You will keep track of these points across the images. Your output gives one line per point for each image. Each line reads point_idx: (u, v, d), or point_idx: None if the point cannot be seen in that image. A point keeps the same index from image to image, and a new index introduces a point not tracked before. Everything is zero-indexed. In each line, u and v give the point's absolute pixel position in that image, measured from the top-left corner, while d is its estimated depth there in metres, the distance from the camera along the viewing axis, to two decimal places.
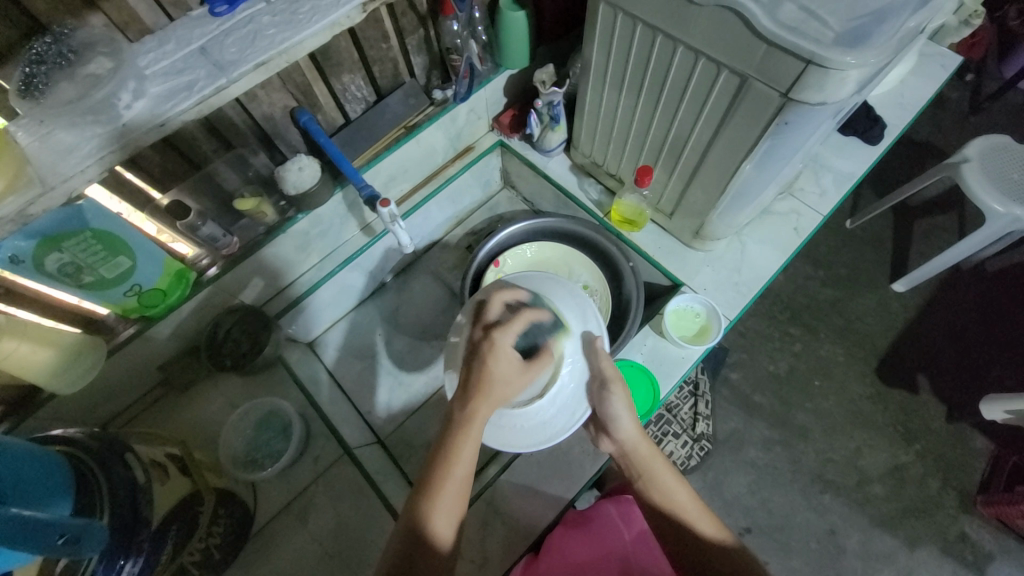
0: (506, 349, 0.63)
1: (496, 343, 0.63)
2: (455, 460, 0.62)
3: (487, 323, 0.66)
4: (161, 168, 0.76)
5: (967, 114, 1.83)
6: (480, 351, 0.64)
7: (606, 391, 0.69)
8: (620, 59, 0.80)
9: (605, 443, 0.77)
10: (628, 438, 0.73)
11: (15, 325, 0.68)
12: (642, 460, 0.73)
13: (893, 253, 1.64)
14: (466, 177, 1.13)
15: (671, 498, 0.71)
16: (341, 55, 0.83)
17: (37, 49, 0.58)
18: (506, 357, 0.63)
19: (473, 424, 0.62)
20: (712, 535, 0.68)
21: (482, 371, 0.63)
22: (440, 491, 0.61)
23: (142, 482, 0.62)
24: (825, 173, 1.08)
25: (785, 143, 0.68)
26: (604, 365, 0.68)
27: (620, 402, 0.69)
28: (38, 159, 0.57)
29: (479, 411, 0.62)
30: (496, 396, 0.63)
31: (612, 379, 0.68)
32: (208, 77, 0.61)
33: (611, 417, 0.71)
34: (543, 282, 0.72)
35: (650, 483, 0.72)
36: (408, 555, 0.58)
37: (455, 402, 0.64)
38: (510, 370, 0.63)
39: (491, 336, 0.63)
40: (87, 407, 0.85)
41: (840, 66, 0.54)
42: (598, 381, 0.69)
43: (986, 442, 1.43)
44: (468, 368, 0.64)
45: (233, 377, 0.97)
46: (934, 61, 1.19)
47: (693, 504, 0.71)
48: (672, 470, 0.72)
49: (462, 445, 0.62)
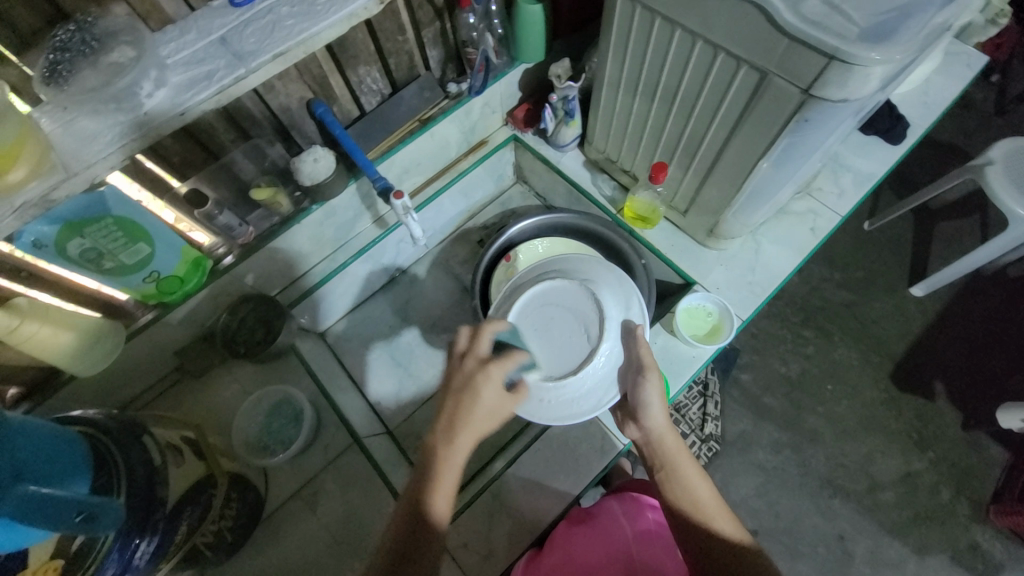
0: (497, 380, 0.65)
1: (490, 374, 0.64)
2: (439, 479, 0.61)
3: (481, 355, 0.66)
4: (180, 157, 0.78)
5: (993, 114, 1.79)
6: (472, 381, 0.64)
7: (641, 377, 0.72)
8: (637, 54, 0.79)
9: (630, 430, 0.77)
10: (656, 426, 0.73)
11: (37, 309, 0.70)
12: (667, 451, 0.72)
13: (911, 256, 1.61)
14: (479, 171, 1.13)
15: (692, 494, 0.69)
16: (357, 47, 0.83)
17: (61, 37, 0.58)
18: (496, 387, 0.65)
19: (457, 447, 0.62)
20: (730, 535, 0.65)
21: (473, 401, 0.63)
22: (433, 504, 0.60)
23: (158, 464, 0.64)
24: (844, 173, 1.06)
25: (804, 140, 0.67)
26: (642, 351, 0.73)
27: (653, 391, 0.72)
28: (62, 146, 0.58)
29: (467, 438, 0.62)
30: (485, 423, 0.63)
31: (649, 366, 0.72)
32: (227, 67, 0.62)
33: (642, 402, 0.72)
34: (590, 268, 0.83)
35: (671, 476, 0.71)
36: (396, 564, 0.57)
37: (442, 427, 0.63)
38: (496, 396, 0.64)
39: (489, 367, 0.64)
40: (107, 389, 0.88)
41: (864, 62, 0.53)
42: (634, 368, 0.74)
43: (1003, 451, 1.40)
44: (453, 399, 0.64)
45: (247, 365, 0.99)
46: (960, 60, 1.16)
47: (713, 502, 0.69)
48: (697, 467, 0.71)
49: (447, 466, 0.62)
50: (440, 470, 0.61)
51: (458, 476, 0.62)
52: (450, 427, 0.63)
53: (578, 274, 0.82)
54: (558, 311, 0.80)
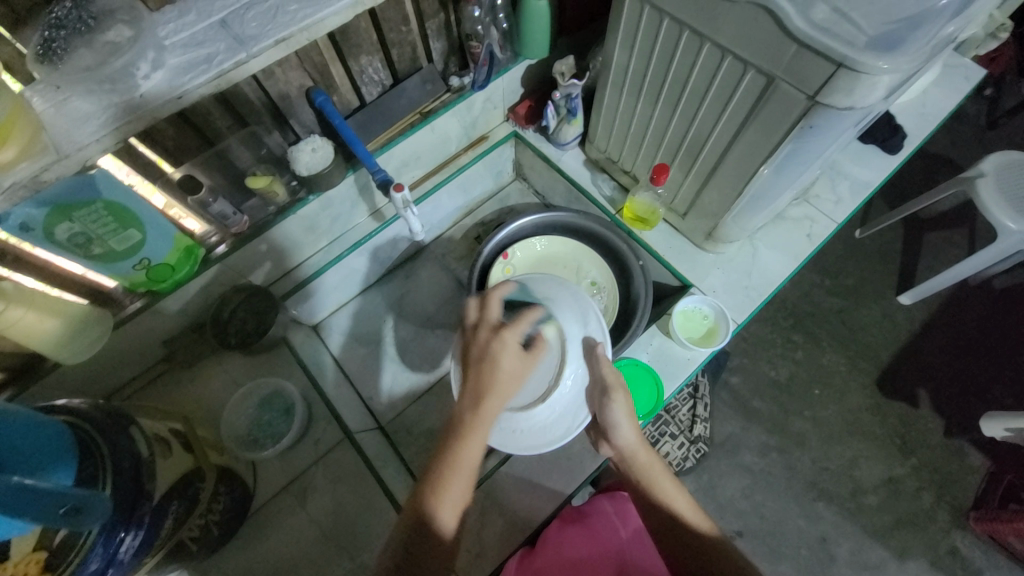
0: (513, 346, 0.63)
1: (505, 342, 0.63)
2: (462, 452, 0.61)
3: (492, 323, 0.66)
4: (175, 142, 0.75)
5: (984, 128, 1.82)
6: (488, 350, 0.63)
7: (608, 399, 0.68)
8: (643, 54, 0.78)
9: (604, 447, 0.78)
10: (629, 443, 0.73)
11: (24, 294, 0.68)
12: (642, 467, 0.74)
13: (901, 265, 1.64)
14: (479, 167, 1.12)
15: (671, 504, 0.72)
16: (360, 36, 0.82)
17: (56, 13, 0.56)
18: (512, 353, 0.63)
19: (477, 424, 0.62)
20: (706, 530, 0.70)
21: (491, 372, 0.62)
22: (451, 479, 0.61)
23: (145, 455, 0.62)
24: (841, 181, 1.07)
25: (807, 147, 0.67)
26: (605, 371, 0.68)
27: (620, 410, 0.69)
28: (54, 126, 0.56)
29: (489, 410, 0.62)
30: (506, 391, 0.62)
31: (614, 386, 0.68)
32: (227, 51, 0.60)
33: (611, 424, 0.72)
34: (547, 286, 0.73)
35: (649, 489, 0.74)
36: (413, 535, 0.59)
37: (465, 402, 0.63)
38: (514, 361, 0.63)
39: (501, 333, 0.63)
40: (92, 377, 0.85)
41: (872, 71, 0.53)
42: (598, 387, 0.69)
43: (983, 459, 1.43)
44: (473, 372, 0.63)
45: (237, 358, 0.96)
46: (957, 73, 1.17)
47: (689, 507, 0.72)
48: (671, 476, 0.74)
49: (474, 435, 0.62)
50: (464, 444, 0.62)
51: (482, 443, 0.62)
52: (471, 400, 0.63)
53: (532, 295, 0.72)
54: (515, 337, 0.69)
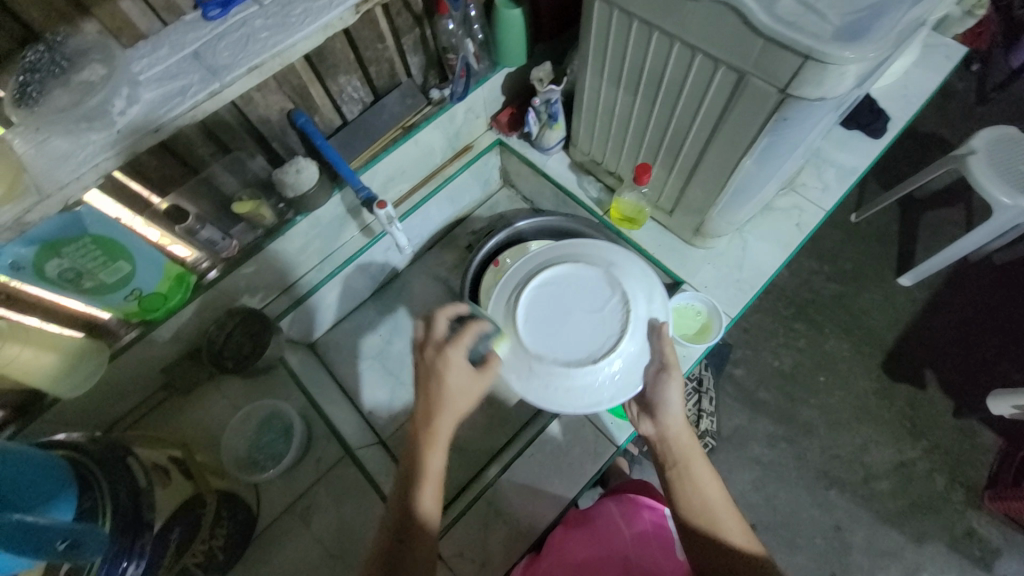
0: (459, 363, 0.66)
1: (449, 358, 0.65)
2: (424, 488, 0.63)
3: (437, 340, 0.67)
4: (159, 173, 0.76)
5: (974, 104, 1.81)
6: (434, 369, 0.65)
7: (663, 375, 0.75)
8: (617, 58, 0.79)
9: (645, 425, 0.77)
10: (674, 424, 0.73)
11: (15, 331, 0.69)
12: (682, 449, 0.71)
13: (898, 247, 1.63)
14: (465, 177, 1.13)
15: (703, 496, 0.68)
16: (336, 57, 0.83)
17: (30, 58, 0.57)
18: (459, 369, 0.66)
19: (426, 466, 0.63)
20: (740, 545, 0.64)
21: (438, 390, 0.65)
22: (423, 482, 0.63)
23: (143, 485, 0.63)
24: (827, 168, 1.07)
25: (784, 139, 0.67)
26: (666, 349, 0.77)
27: (675, 390, 0.74)
28: (34, 166, 0.57)
29: (441, 426, 0.64)
30: (457, 408, 0.65)
31: (672, 364, 0.75)
32: (201, 82, 0.61)
33: (662, 400, 0.74)
34: (618, 257, 0.87)
35: (683, 475, 0.70)
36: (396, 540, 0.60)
37: (418, 418, 0.65)
38: (462, 377, 0.66)
39: (445, 353, 0.65)
40: (91, 409, 0.86)
41: (839, 61, 0.53)
42: (657, 366, 0.77)
43: (995, 437, 1.41)
44: (423, 390, 0.66)
45: (235, 381, 0.98)
46: (938, 52, 1.17)
47: (725, 507, 0.68)
48: (711, 471, 0.70)
49: (434, 449, 0.64)
50: (418, 487, 0.63)
51: (438, 476, 0.63)
52: (424, 418, 0.65)
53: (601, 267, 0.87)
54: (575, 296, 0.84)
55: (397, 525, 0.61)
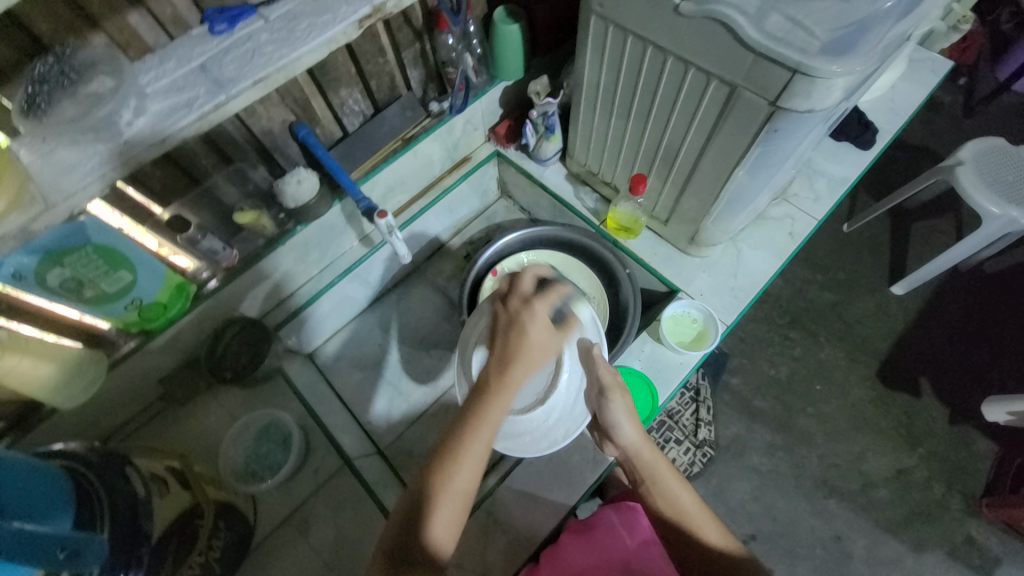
0: (543, 318, 0.67)
1: (535, 312, 0.67)
2: (466, 454, 0.59)
3: (524, 294, 0.69)
4: (162, 183, 0.77)
5: (960, 116, 1.85)
6: (519, 319, 0.66)
7: (604, 399, 0.71)
8: (612, 73, 0.81)
9: (610, 447, 0.79)
10: (630, 441, 0.74)
11: (16, 342, 0.70)
12: (646, 464, 0.73)
13: (890, 256, 1.65)
14: (464, 187, 1.14)
15: (675, 504, 0.71)
16: (338, 70, 0.85)
17: (39, 70, 0.59)
18: (542, 324, 0.67)
19: (483, 425, 0.61)
20: (717, 541, 0.67)
21: (519, 342, 0.64)
22: (438, 504, 0.57)
23: (142, 495, 0.63)
24: (819, 178, 1.09)
25: (776, 150, 0.69)
26: (601, 373, 0.71)
27: (619, 409, 0.72)
28: (40, 176, 0.57)
29: (514, 378, 0.63)
30: (534, 362, 0.65)
31: (610, 387, 0.71)
32: (207, 94, 0.62)
33: (611, 422, 0.73)
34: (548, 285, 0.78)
35: (653, 488, 0.72)
36: (408, 533, 0.56)
37: (491, 367, 0.64)
38: (542, 334, 0.66)
39: (532, 305, 0.67)
40: (89, 420, 0.86)
41: (827, 74, 0.55)
42: (597, 389, 0.72)
43: (990, 444, 1.42)
44: (502, 338, 0.66)
45: (234, 392, 0.97)
46: (924, 67, 1.20)
47: (695, 507, 0.70)
48: (677, 476, 0.72)
49: (497, 400, 0.62)
50: (461, 457, 0.59)
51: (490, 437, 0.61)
52: (497, 368, 0.64)
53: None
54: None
55: (417, 508, 0.57)
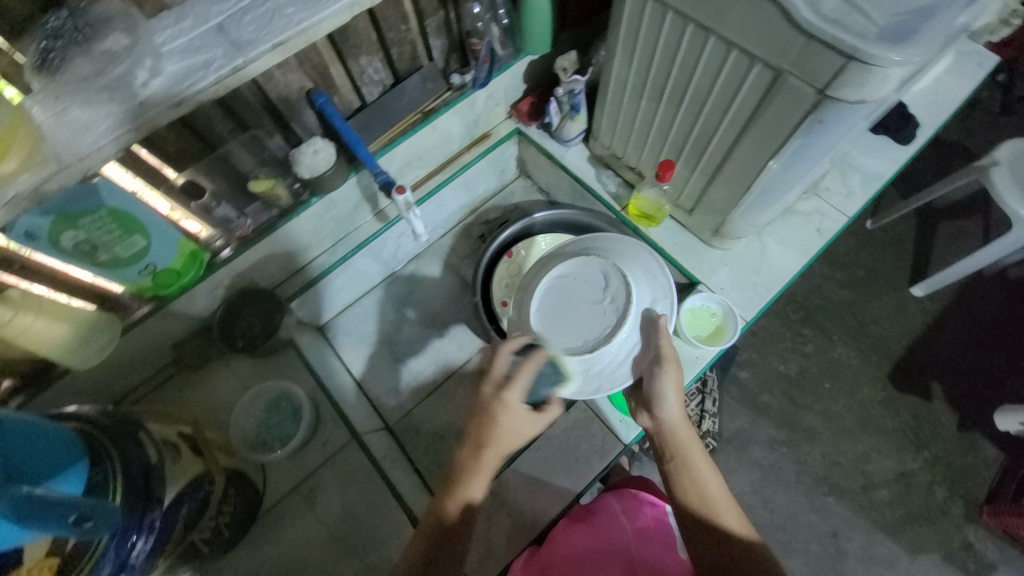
0: (516, 407, 0.68)
1: (507, 403, 0.68)
2: (479, 470, 0.67)
3: (497, 378, 0.70)
4: (176, 147, 0.75)
5: (1000, 114, 1.77)
6: (489, 406, 0.68)
7: (656, 368, 0.71)
8: (647, 50, 0.77)
9: (643, 419, 0.77)
10: (670, 417, 0.72)
11: (31, 301, 0.69)
12: (679, 443, 0.71)
13: (913, 256, 1.60)
14: (482, 165, 1.11)
15: (699, 487, 0.68)
16: (359, 36, 0.81)
17: (51, 24, 0.56)
18: (513, 411, 0.68)
19: (483, 463, 0.67)
20: (735, 528, 0.65)
21: (491, 428, 0.67)
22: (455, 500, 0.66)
23: (154, 462, 0.63)
24: (852, 173, 1.05)
25: (816, 141, 0.65)
26: (663, 344, 0.72)
27: (670, 382, 0.71)
28: (54, 136, 0.56)
29: (488, 462, 0.67)
30: (503, 447, 0.68)
31: (667, 358, 0.71)
32: (225, 57, 0.60)
33: (657, 392, 0.72)
34: (625, 248, 0.81)
35: (682, 467, 0.70)
36: (436, 538, 0.64)
37: (467, 447, 0.69)
38: (521, 420, 0.68)
39: (503, 396, 0.68)
40: (102, 382, 0.87)
41: (884, 63, 0.51)
42: (650, 358, 0.73)
43: (999, 452, 1.40)
44: (475, 423, 0.69)
45: (244, 360, 0.97)
46: (972, 59, 1.14)
47: (719, 495, 0.68)
48: (710, 462, 0.70)
49: (480, 476, 0.67)
50: (471, 477, 0.67)
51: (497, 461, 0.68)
52: (474, 449, 0.68)
53: (606, 254, 0.80)
54: (577, 285, 0.77)
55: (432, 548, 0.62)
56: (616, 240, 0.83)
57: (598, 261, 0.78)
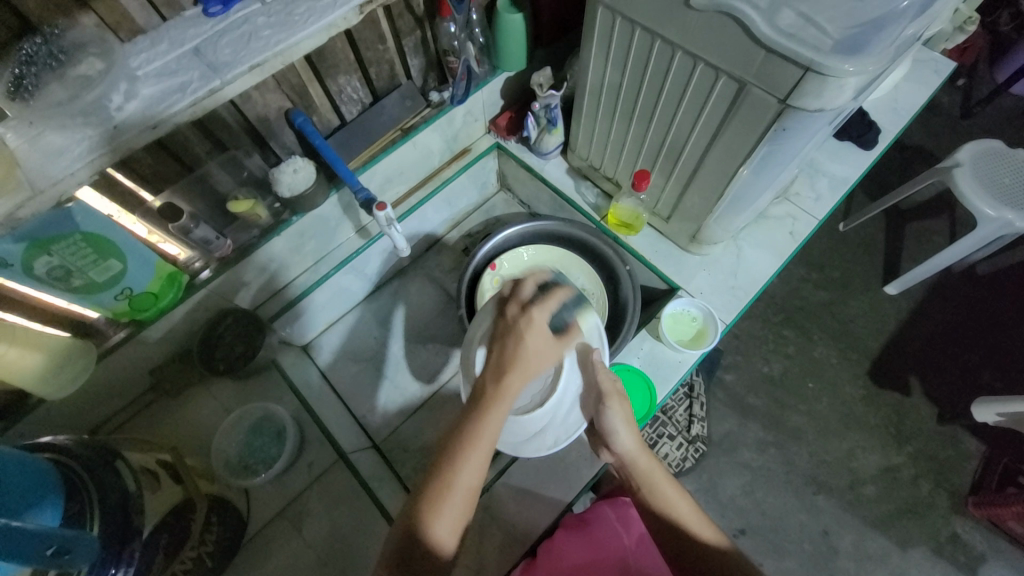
0: (542, 325, 0.64)
1: (533, 318, 0.64)
2: (468, 459, 0.59)
3: (523, 300, 0.66)
4: (152, 170, 0.75)
5: (958, 118, 1.86)
6: (516, 327, 0.64)
7: (602, 406, 0.70)
8: (618, 66, 0.80)
9: (605, 454, 0.77)
10: (628, 450, 0.72)
11: (5, 328, 0.67)
12: (643, 473, 0.72)
13: (884, 256, 1.66)
14: (463, 180, 1.12)
15: (670, 509, 0.70)
16: (337, 56, 0.82)
17: (27, 50, 0.57)
18: (541, 332, 0.64)
19: (494, 409, 0.61)
20: (711, 539, 0.68)
21: (517, 348, 0.62)
22: (441, 504, 0.58)
23: (133, 490, 0.61)
24: (820, 178, 1.09)
25: (782, 148, 0.68)
26: (603, 379, 0.69)
27: (617, 417, 0.70)
28: (28, 162, 0.56)
29: (509, 387, 0.61)
30: (530, 371, 0.62)
31: (609, 395, 0.69)
32: (202, 79, 0.60)
33: (610, 429, 0.71)
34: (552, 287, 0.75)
35: (650, 496, 0.71)
36: (404, 552, 0.56)
37: (488, 374, 0.63)
38: (542, 342, 0.63)
39: (529, 312, 0.64)
40: (76, 412, 0.84)
41: (838, 73, 0.54)
42: (594, 396, 0.71)
43: (977, 443, 1.44)
44: (500, 346, 0.64)
45: (226, 382, 0.95)
46: (926, 68, 1.20)
47: (690, 511, 0.70)
48: (674, 482, 0.71)
49: (496, 408, 0.61)
50: (465, 457, 0.59)
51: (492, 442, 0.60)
52: (494, 376, 0.62)
53: None
54: None
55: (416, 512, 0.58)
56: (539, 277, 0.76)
57: None
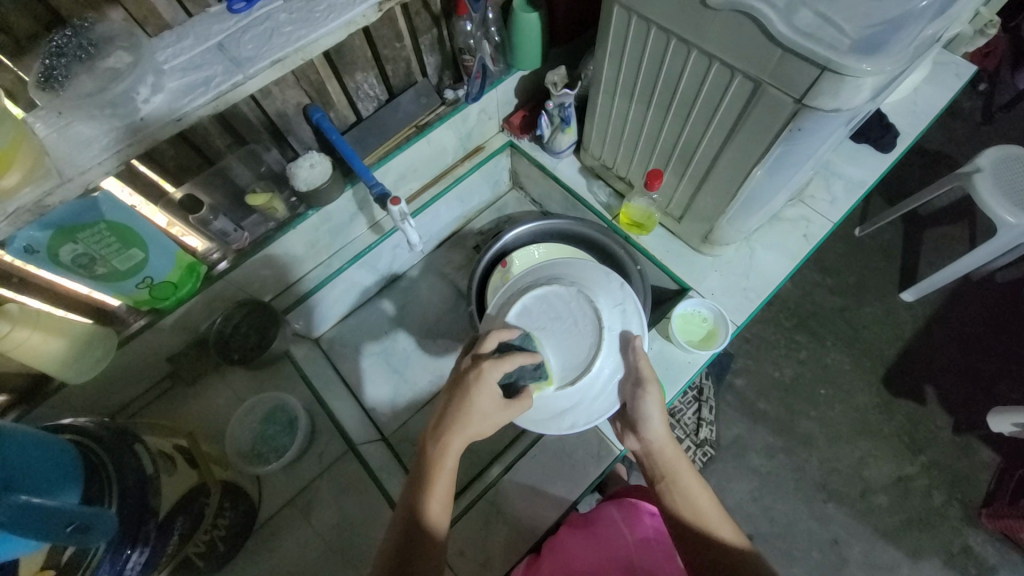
0: (491, 382, 0.65)
1: (482, 374, 0.65)
2: (439, 467, 0.63)
3: (480, 353, 0.70)
4: (175, 162, 0.77)
5: (981, 122, 1.82)
6: (465, 380, 0.66)
7: (639, 391, 0.75)
8: (632, 65, 0.80)
9: (631, 441, 0.80)
10: (657, 438, 0.75)
11: (29, 315, 0.69)
12: (668, 461, 0.74)
13: (900, 262, 1.63)
14: (475, 177, 1.14)
15: (692, 505, 0.70)
16: (354, 53, 0.84)
17: (57, 42, 0.58)
18: (490, 389, 0.65)
19: (451, 442, 0.63)
20: (729, 537, 0.66)
21: (464, 400, 0.64)
22: (432, 490, 0.62)
23: (149, 472, 0.63)
24: (836, 180, 1.08)
25: (798, 148, 0.68)
26: (641, 364, 0.75)
27: (652, 403, 0.74)
28: (56, 150, 0.58)
29: (455, 437, 0.63)
30: (475, 424, 0.64)
31: (647, 379, 0.74)
32: (225, 73, 0.62)
33: (642, 415, 0.75)
34: (589, 275, 0.85)
35: (673, 487, 0.72)
36: (407, 537, 0.60)
37: (438, 421, 0.66)
38: (489, 401, 0.65)
39: (479, 366, 0.65)
40: (97, 396, 0.86)
41: (856, 73, 0.54)
42: (632, 379, 0.76)
43: (994, 455, 1.41)
44: (450, 398, 0.66)
45: (240, 372, 0.98)
46: (948, 70, 1.18)
47: (712, 507, 0.70)
48: (697, 477, 0.72)
49: (451, 449, 0.63)
50: (442, 459, 0.63)
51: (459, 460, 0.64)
52: (443, 424, 0.65)
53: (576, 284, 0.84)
54: (552, 318, 0.80)
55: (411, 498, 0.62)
56: (583, 263, 0.86)
57: (568, 291, 0.81)
